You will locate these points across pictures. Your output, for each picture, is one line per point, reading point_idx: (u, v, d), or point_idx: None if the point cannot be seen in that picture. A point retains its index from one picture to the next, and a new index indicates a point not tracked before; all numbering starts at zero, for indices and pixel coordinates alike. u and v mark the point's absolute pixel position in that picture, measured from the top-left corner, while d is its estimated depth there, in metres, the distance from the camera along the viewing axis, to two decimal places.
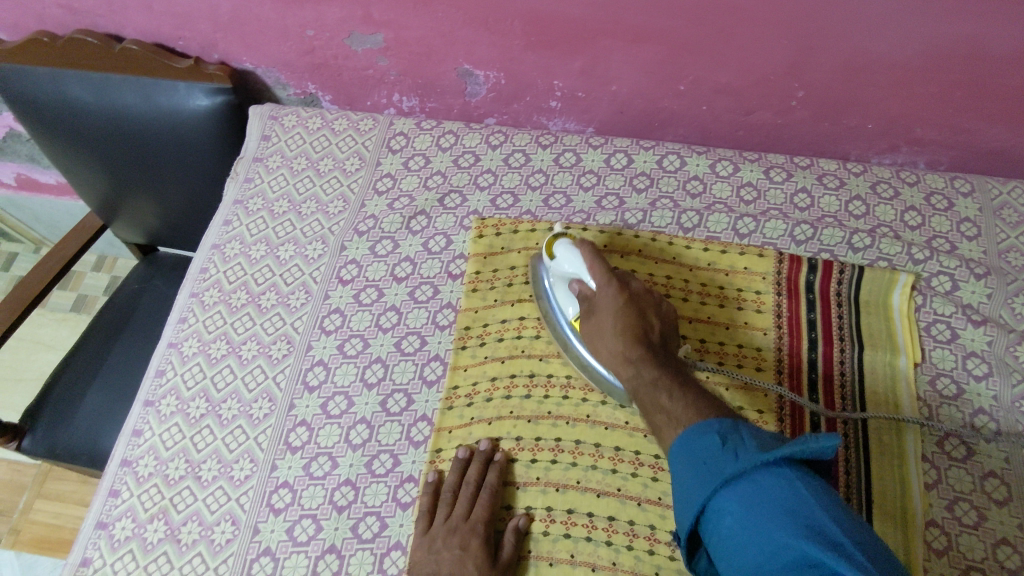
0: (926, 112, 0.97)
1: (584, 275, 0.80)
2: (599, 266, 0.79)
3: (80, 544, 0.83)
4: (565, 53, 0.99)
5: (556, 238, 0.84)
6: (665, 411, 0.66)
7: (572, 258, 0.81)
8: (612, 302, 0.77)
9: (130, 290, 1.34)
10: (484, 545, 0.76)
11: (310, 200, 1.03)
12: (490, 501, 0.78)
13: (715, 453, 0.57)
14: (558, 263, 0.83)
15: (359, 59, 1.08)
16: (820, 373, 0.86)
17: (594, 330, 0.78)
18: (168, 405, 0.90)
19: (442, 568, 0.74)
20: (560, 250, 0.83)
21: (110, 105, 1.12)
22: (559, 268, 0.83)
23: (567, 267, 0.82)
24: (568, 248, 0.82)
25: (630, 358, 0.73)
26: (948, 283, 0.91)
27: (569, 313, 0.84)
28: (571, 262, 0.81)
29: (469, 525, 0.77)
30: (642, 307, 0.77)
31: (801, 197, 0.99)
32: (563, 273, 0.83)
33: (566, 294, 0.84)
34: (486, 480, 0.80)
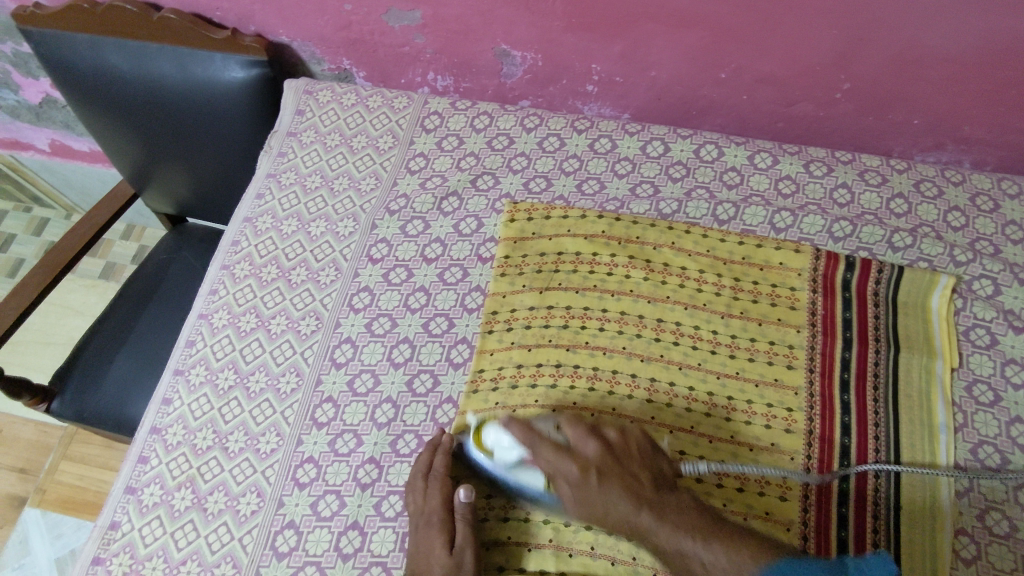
0: (976, 110, 0.94)
1: (531, 454, 0.74)
2: (541, 442, 0.74)
3: (110, 506, 0.84)
4: (606, 36, 0.98)
5: (482, 434, 0.77)
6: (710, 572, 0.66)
7: (509, 442, 0.75)
8: (586, 480, 0.72)
9: (159, 259, 1.35)
10: (443, 533, 0.74)
11: (342, 176, 1.03)
12: (440, 488, 0.77)
13: None
14: (498, 455, 0.76)
15: (395, 36, 1.07)
16: (853, 373, 0.84)
17: (585, 509, 0.72)
18: (198, 374, 0.91)
19: (420, 564, 0.74)
20: (493, 440, 0.76)
21: (146, 75, 1.12)
22: (502, 460, 0.75)
23: (510, 455, 0.75)
24: (499, 435, 0.76)
25: (643, 526, 0.70)
26: (991, 287, 0.89)
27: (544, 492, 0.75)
28: (508, 448, 0.75)
29: (428, 517, 0.76)
30: (617, 462, 0.73)
31: (841, 192, 0.97)
32: (506, 464, 0.75)
33: (521, 477, 0.75)
34: (434, 467, 0.78)
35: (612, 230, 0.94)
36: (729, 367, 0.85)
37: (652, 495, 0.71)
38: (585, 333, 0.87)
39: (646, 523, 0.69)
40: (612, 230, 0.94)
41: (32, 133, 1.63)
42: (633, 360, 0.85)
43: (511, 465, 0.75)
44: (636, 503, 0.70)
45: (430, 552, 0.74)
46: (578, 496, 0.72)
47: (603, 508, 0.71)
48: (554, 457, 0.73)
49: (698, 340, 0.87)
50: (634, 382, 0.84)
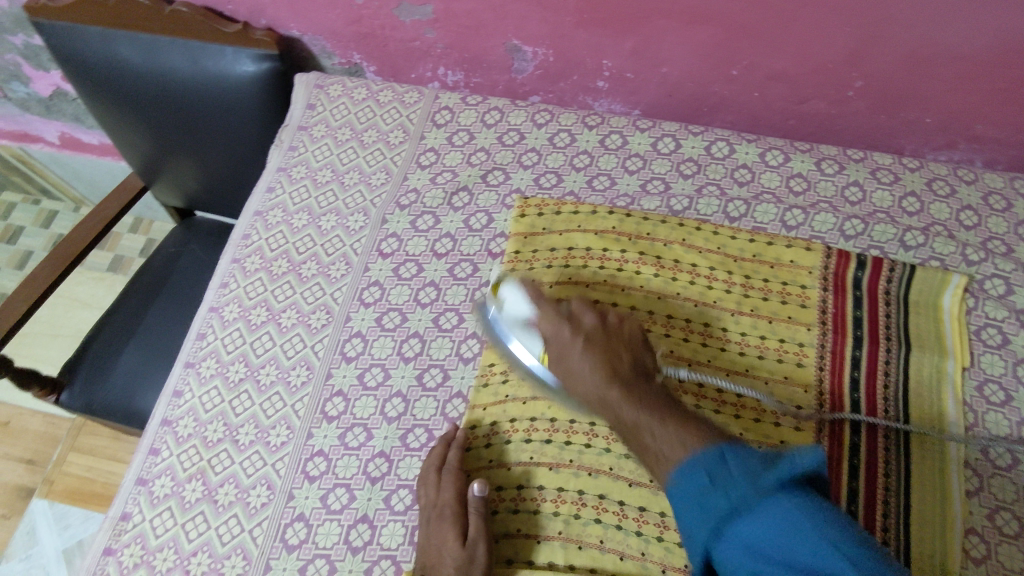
0: (990, 108, 0.94)
1: (534, 316, 0.79)
2: (546, 304, 0.79)
3: (121, 498, 0.85)
4: (618, 32, 0.97)
5: (500, 288, 0.84)
6: (653, 450, 0.65)
7: (520, 300, 0.81)
8: (573, 342, 0.75)
9: (168, 252, 1.36)
10: (456, 525, 0.75)
11: (353, 171, 1.03)
12: (454, 481, 0.77)
13: (706, 489, 0.59)
14: (507, 310, 0.82)
15: (407, 30, 1.06)
16: (863, 372, 0.84)
17: (562, 371, 0.76)
18: (208, 367, 0.91)
19: (431, 555, 0.74)
20: (506, 295, 0.82)
21: (157, 68, 1.12)
22: (509, 314, 0.81)
23: (518, 310, 0.80)
24: (514, 293, 0.82)
25: (608, 396, 0.71)
26: (1003, 287, 0.89)
27: (534, 357, 0.79)
28: (518, 304, 0.80)
29: (441, 509, 0.76)
30: (606, 338, 0.76)
31: (852, 190, 0.96)
32: (512, 319, 0.81)
33: (520, 337, 0.80)
34: (448, 460, 0.79)
35: (622, 225, 0.94)
36: (739, 364, 0.85)
37: (628, 371, 0.73)
38: None
39: (609, 394, 0.71)
40: (623, 226, 0.94)
41: (43, 126, 1.63)
42: None
43: (516, 321, 0.81)
44: (608, 375, 0.72)
45: (442, 544, 0.74)
46: (560, 359, 0.76)
47: (578, 371, 0.74)
48: (551, 318, 0.78)
49: (708, 337, 0.87)
50: None
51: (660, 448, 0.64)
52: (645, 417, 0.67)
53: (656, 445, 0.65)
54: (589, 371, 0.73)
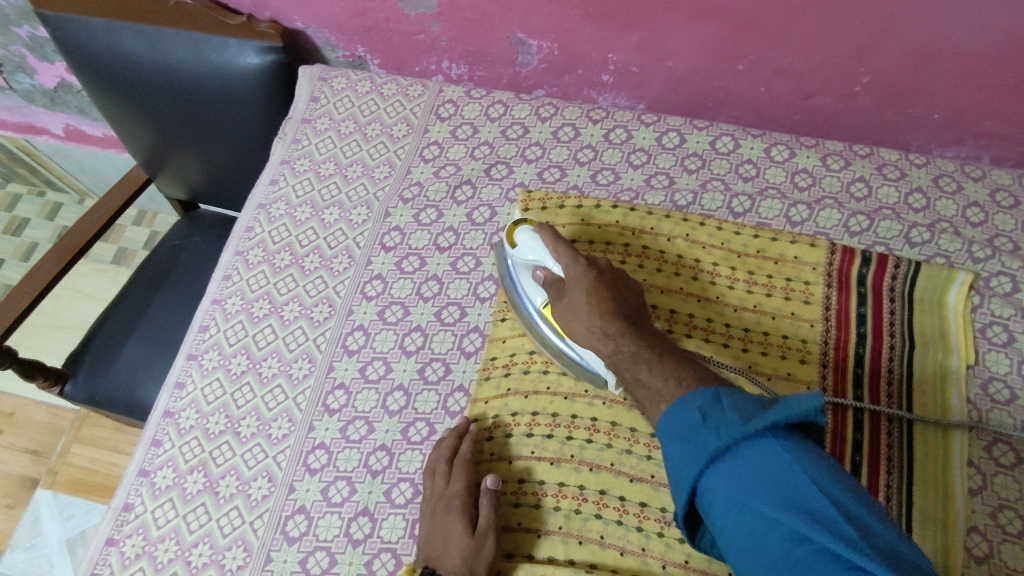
0: (998, 105, 0.93)
1: (546, 259, 0.81)
2: (562, 244, 0.79)
3: (124, 488, 0.85)
4: (624, 26, 0.97)
5: (517, 228, 0.85)
6: (646, 386, 0.67)
7: (534, 243, 0.82)
8: (580, 280, 0.77)
9: (172, 244, 1.36)
10: (463, 517, 0.75)
11: (356, 164, 1.03)
12: (464, 473, 0.77)
13: (698, 427, 0.58)
14: (520, 250, 0.83)
15: (411, 23, 1.06)
16: (866, 369, 0.84)
17: (563, 310, 0.77)
18: (211, 359, 0.91)
19: (434, 547, 0.74)
20: (522, 237, 0.83)
21: (162, 60, 1.12)
22: (522, 255, 0.83)
23: (530, 252, 0.82)
24: (530, 234, 0.83)
25: (609, 335, 0.72)
26: (1009, 284, 0.88)
27: (538, 300, 0.83)
28: (532, 248, 0.82)
29: (449, 500, 0.76)
30: (612, 283, 0.77)
31: (858, 186, 0.96)
32: (524, 260, 0.83)
33: (529, 279, 0.84)
34: (460, 452, 0.79)
35: (626, 220, 0.94)
36: (742, 360, 0.85)
37: (629, 314, 0.75)
38: None
39: (610, 333, 0.72)
40: (626, 220, 0.94)
41: (47, 118, 1.63)
42: None
43: (527, 262, 0.83)
44: (610, 315, 0.73)
45: (448, 535, 0.74)
46: (563, 298, 0.78)
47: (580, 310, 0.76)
48: (562, 259, 0.79)
49: (711, 333, 0.86)
50: None
51: (655, 386, 0.66)
52: (645, 358, 0.69)
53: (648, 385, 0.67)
54: (590, 310, 0.74)
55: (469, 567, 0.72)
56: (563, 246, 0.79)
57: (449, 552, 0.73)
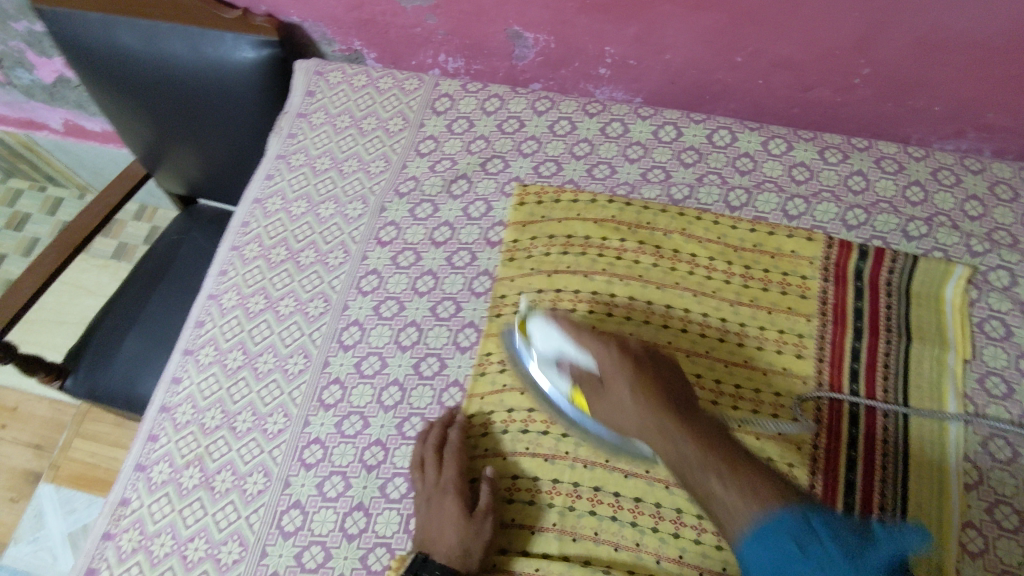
0: (999, 97, 0.92)
1: (568, 350, 0.75)
2: (587, 335, 0.75)
3: (121, 483, 0.85)
4: (620, 18, 0.96)
5: (528, 321, 0.80)
6: (721, 499, 0.64)
7: (550, 334, 0.76)
8: (619, 373, 0.72)
9: (171, 239, 1.36)
10: (458, 502, 0.76)
11: (352, 158, 1.03)
12: (456, 459, 0.78)
13: (794, 555, 0.58)
14: (537, 342, 0.78)
15: (407, 17, 1.05)
16: (863, 363, 0.83)
17: (607, 406, 0.73)
18: (207, 355, 0.91)
19: (431, 534, 0.75)
20: (535, 329, 0.78)
21: (158, 55, 1.11)
22: (539, 348, 0.78)
23: (548, 345, 0.76)
24: (542, 326, 0.77)
25: (665, 431, 0.68)
26: (1007, 278, 0.88)
27: (564, 390, 0.77)
28: (548, 339, 0.76)
29: (444, 487, 0.77)
30: (653, 369, 0.72)
31: (856, 180, 0.95)
32: (542, 352, 0.78)
33: (548, 370, 0.78)
34: (450, 439, 0.80)
35: (621, 214, 0.94)
36: (737, 356, 0.85)
37: (678, 404, 0.70)
38: (592, 317, 0.87)
39: (666, 429, 0.68)
40: (622, 215, 0.94)
41: (47, 113, 1.63)
42: None
43: (546, 355, 0.77)
44: (662, 410, 0.69)
45: (443, 522, 0.75)
46: (604, 392, 0.73)
47: (626, 405, 0.71)
48: (591, 350, 0.74)
49: (707, 328, 0.86)
50: None
51: (732, 498, 0.63)
52: (714, 459, 0.65)
53: (721, 496, 0.64)
54: (638, 406, 0.70)
55: (465, 548, 0.73)
56: (589, 334, 0.75)
57: (446, 538, 0.74)
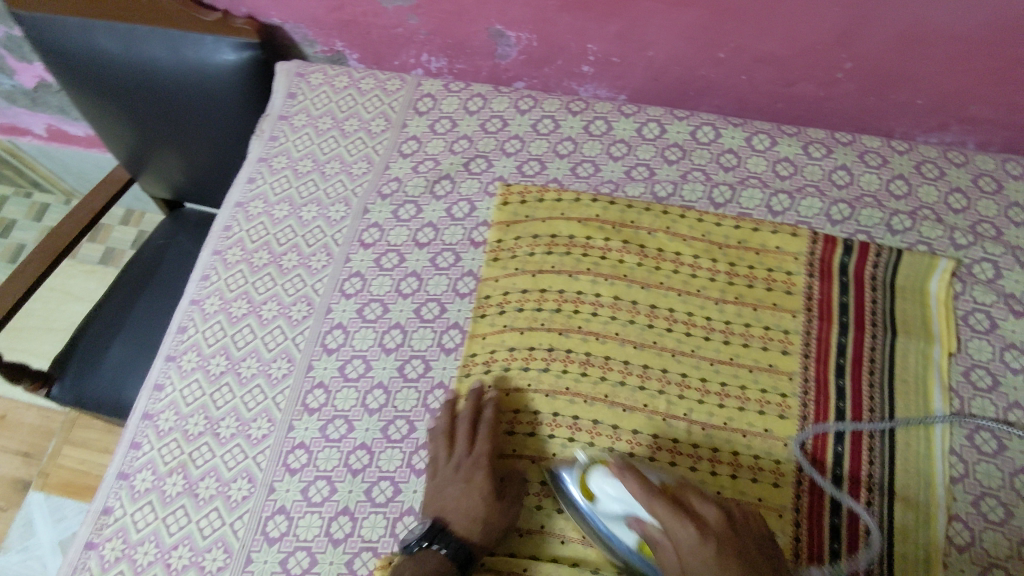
0: (983, 89, 0.92)
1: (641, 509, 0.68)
2: (654, 497, 0.65)
3: (104, 491, 0.84)
4: (602, 15, 0.95)
5: (592, 474, 0.73)
6: None
7: (620, 491, 0.70)
8: (697, 551, 0.63)
9: (156, 244, 1.35)
10: (485, 480, 0.77)
11: (334, 160, 1.02)
12: (490, 437, 0.80)
13: None
14: (603, 497, 0.71)
15: (388, 17, 1.05)
16: (849, 359, 0.83)
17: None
18: (189, 360, 0.91)
19: (447, 504, 0.77)
20: (603, 485, 0.71)
21: (138, 58, 1.10)
22: (608, 504, 0.71)
23: (619, 501, 0.70)
24: (609, 482, 0.71)
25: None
26: (991, 271, 0.88)
27: (631, 542, 0.71)
28: (619, 497, 0.70)
29: (473, 461, 0.79)
30: (738, 544, 0.64)
31: (840, 174, 0.95)
32: (611, 506, 0.71)
33: (616, 523, 0.71)
34: (484, 416, 0.81)
35: (605, 213, 0.93)
36: (723, 353, 0.84)
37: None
38: (578, 317, 0.87)
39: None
40: (606, 213, 0.93)
41: (29, 118, 1.62)
42: (626, 345, 0.85)
43: (615, 510, 0.71)
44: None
45: (465, 496, 0.76)
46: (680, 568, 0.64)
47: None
48: (662, 516, 0.65)
49: (693, 326, 0.86)
50: (626, 369, 0.84)
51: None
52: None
53: None
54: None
55: (481, 524, 0.75)
56: (656, 494, 0.65)
57: (464, 510, 0.75)
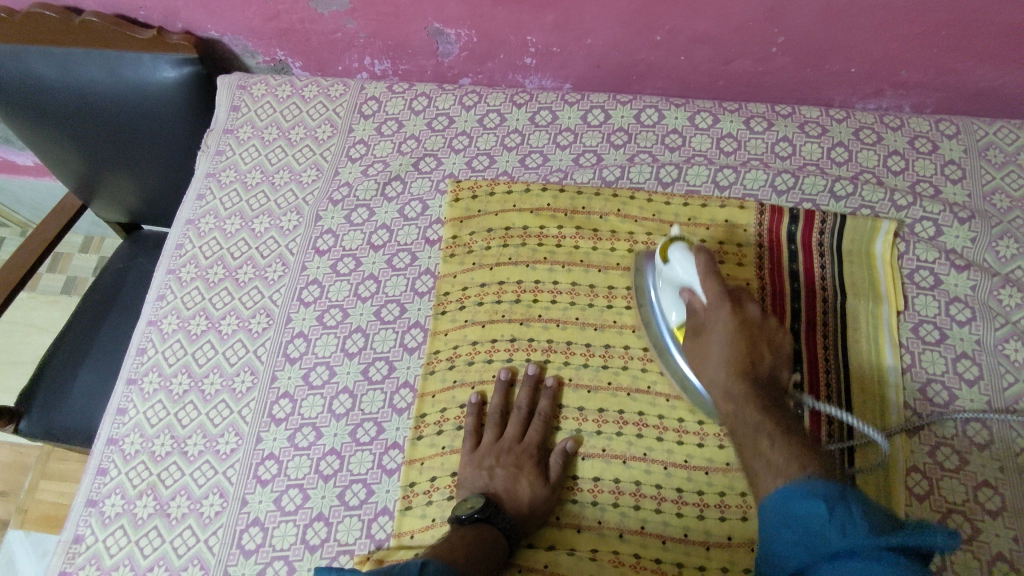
0: (911, 54, 0.94)
1: (696, 287, 0.77)
2: (715, 281, 0.75)
3: (72, 521, 0.83)
4: (537, 7, 0.96)
5: (672, 244, 0.80)
6: (765, 457, 0.64)
7: (689, 264, 0.77)
8: (723, 326, 0.74)
9: (114, 270, 1.32)
10: (536, 468, 0.79)
11: (283, 170, 1.02)
12: (543, 427, 0.82)
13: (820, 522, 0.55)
14: (672, 266, 0.79)
15: (326, 23, 1.04)
16: (803, 324, 0.85)
17: (700, 348, 0.76)
18: (151, 382, 0.90)
19: (494, 482, 0.78)
20: (676, 254, 0.79)
21: (75, 82, 1.09)
22: (673, 273, 0.79)
23: (681, 271, 0.78)
24: (685, 254, 0.78)
25: (735, 394, 0.71)
26: (932, 229, 0.90)
27: (672, 322, 0.80)
28: (685, 268, 0.78)
29: (522, 446, 0.81)
30: (757, 338, 0.73)
31: (782, 146, 0.97)
32: (672, 279, 0.80)
33: (668, 297, 0.81)
34: (539, 406, 0.83)
35: (557, 201, 0.94)
36: None
37: (758, 376, 0.72)
38: (537, 306, 0.88)
39: (732, 391, 0.71)
40: (557, 202, 0.94)
41: None
42: (586, 329, 0.86)
43: (675, 281, 0.80)
44: (740, 375, 0.72)
45: (516, 480, 0.78)
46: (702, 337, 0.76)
47: (714, 356, 0.74)
48: (712, 294, 0.75)
49: None
50: (588, 351, 0.85)
51: (772, 450, 0.64)
52: (763, 422, 0.67)
53: (768, 465, 0.63)
54: (722, 362, 0.73)
55: (529, 508, 0.77)
56: (716, 279, 0.75)
57: (513, 492, 0.77)
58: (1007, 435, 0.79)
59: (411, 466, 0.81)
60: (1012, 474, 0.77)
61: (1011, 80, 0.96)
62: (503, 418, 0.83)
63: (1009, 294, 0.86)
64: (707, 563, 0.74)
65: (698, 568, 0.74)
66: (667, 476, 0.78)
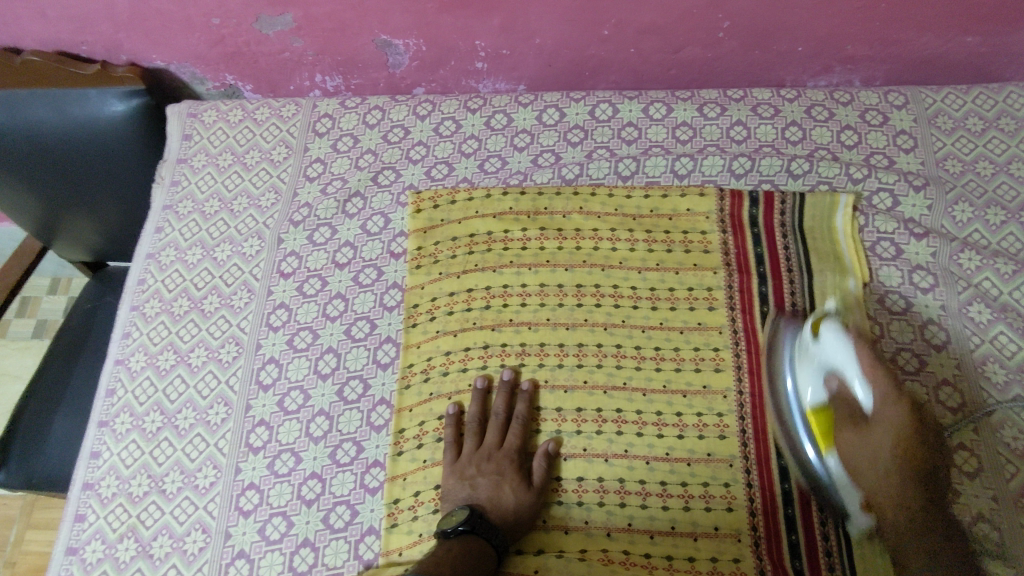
0: (854, 29, 0.95)
1: (850, 373, 0.73)
2: (877, 377, 0.72)
3: (53, 571, 0.82)
4: (482, 11, 0.96)
5: (824, 325, 0.76)
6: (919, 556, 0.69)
7: (846, 352, 0.74)
8: (888, 422, 0.71)
9: (82, 309, 1.29)
10: (518, 473, 0.78)
11: (241, 196, 1.01)
12: (522, 430, 0.81)
13: None
14: (824, 347, 0.75)
15: (272, 43, 1.03)
16: (793, 484, 0.77)
17: (854, 439, 0.72)
18: (123, 423, 0.88)
19: (476, 492, 0.77)
20: (828, 337, 0.75)
21: (20, 123, 1.06)
22: (823, 355, 0.75)
23: (836, 357, 0.74)
24: (841, 341, 0.74)
25: (898, 490, 0.71)
26: (889, 200, 0.92)
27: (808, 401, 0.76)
28: (838, 352, 0.74)
29: (502, 452, 0.80)
30: (924, 433, 0.72)
31: (737, 129, 0.97)
32: (820, 357, 0.76)
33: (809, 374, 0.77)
34: (516, 411, 0.82)
35: (518, 204, 0.94)
36: (653, 319, 0.86)
37: (925, 471, 0.71)
38: (507, 311, 0.87)
39: (887, 481, 0.71)
40: (519, 205, 0.94)
41: None
42: (558, 329, 0.86)
43: (824, 362, 0.75)
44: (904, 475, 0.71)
45: (498, 489, 0.77)
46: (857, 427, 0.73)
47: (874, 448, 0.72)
48: (872, 387, 0.72)
49: (620, 297, 0.87)
50: (563, 351, 0.85)
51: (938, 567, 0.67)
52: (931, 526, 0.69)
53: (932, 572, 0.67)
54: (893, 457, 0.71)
55: (513, 513, 0.76)
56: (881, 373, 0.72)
57: (497, 500, 0.77)
58: (978, 397, 0.80)
59: (394, 483, 0.80)
60: (985, 435, 0.78)
61: (953, 47, 0.97)
62: (481, 426, 0.82)
63: (969, 258, 0.87)
64: (696, 554, 0.75)
65: (688, 560, 0.75)
66: (651, 470, 0.79)
